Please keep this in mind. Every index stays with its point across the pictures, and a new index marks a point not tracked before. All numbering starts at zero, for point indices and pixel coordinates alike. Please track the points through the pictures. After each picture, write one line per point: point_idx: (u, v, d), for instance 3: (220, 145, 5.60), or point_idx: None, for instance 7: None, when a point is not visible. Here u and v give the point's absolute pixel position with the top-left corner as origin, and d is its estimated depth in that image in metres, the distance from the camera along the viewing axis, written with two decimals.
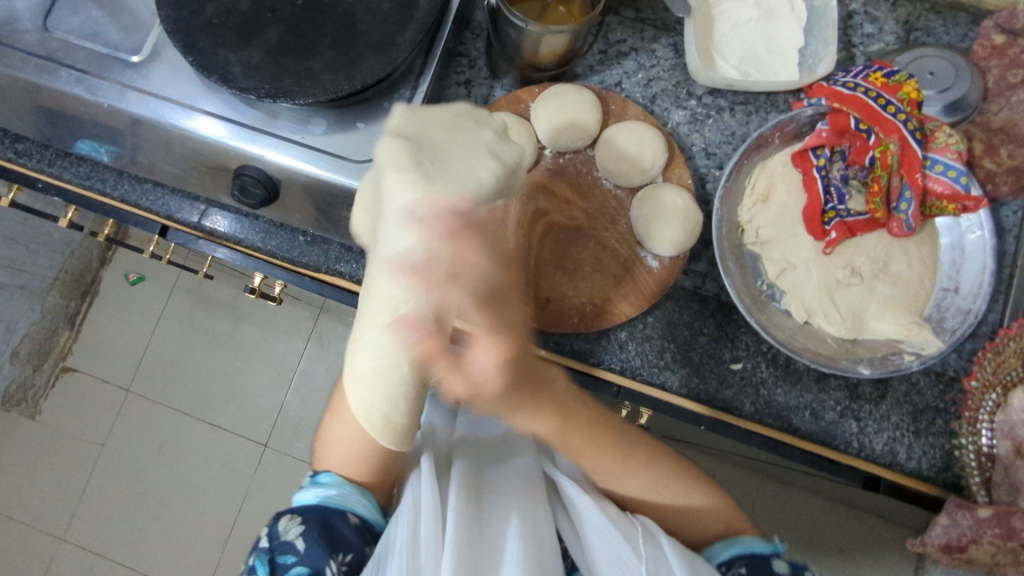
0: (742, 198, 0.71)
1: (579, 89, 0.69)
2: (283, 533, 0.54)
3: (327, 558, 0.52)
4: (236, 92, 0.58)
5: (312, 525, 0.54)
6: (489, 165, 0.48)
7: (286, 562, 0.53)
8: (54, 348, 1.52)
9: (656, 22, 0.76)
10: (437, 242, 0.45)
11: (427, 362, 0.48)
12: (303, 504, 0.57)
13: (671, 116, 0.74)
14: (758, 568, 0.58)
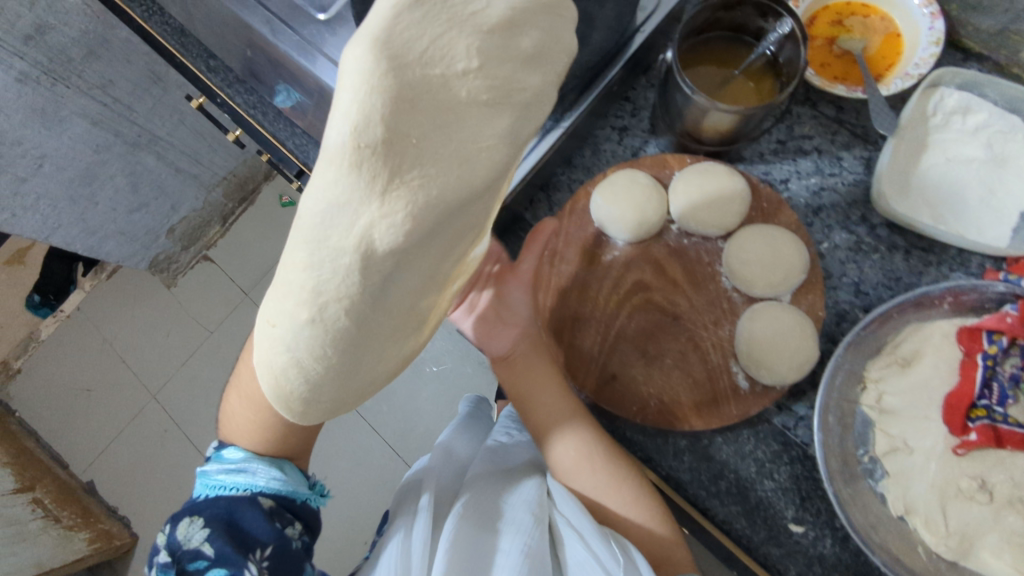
0: (877, 353, 0.61)
1: (733, 175, 0.62)
2: (193, 540, 0.55)
3: (239, 557, 0.54)
4: None
5: (223, 521, 0.56)
6: (501, 149, 0.33)
7: (196, 566, 0.54)
8: (203, 237, 1.70)
9: (856, 128, 0.66)
10: (367, 237, 0.33)
11: (351, 359, 0.40)
12: (205, 501, 0.58)
13: (831, 238, 0.65)
14: None
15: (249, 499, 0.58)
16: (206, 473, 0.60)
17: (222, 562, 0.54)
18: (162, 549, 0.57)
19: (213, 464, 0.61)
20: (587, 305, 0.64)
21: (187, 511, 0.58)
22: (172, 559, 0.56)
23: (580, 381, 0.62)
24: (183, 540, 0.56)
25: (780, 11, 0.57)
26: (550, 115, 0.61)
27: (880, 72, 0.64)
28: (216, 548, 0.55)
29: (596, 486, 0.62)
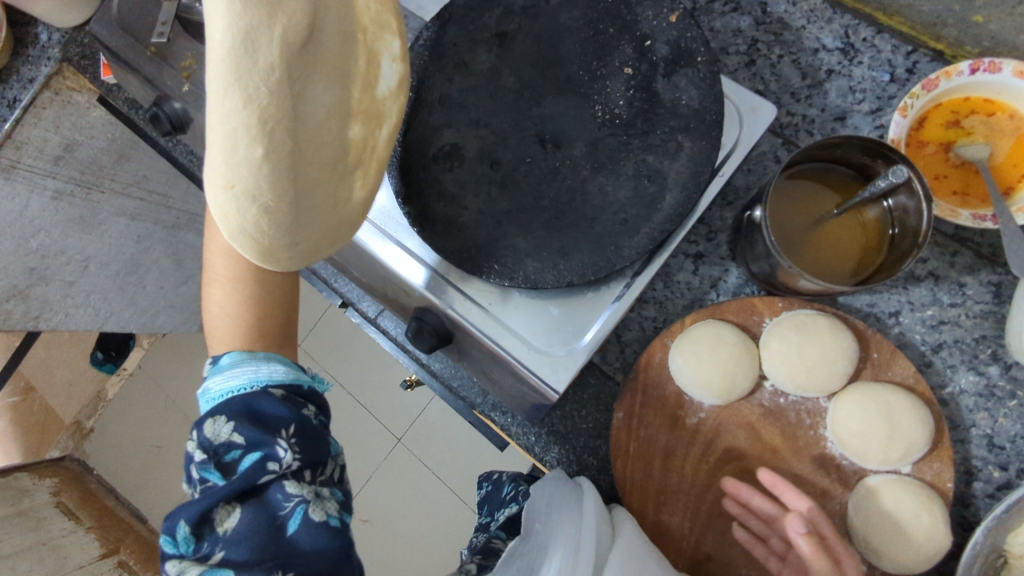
0: (1021, 525, 0.53)
1: (837, 330, 0.55)
2: (216, 440, 0.46)
3: (272, 440, 0.45)
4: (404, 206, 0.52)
5: (240, 416, 0.46)
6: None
7: (234, 457, 0.45)
8: None
9: (980, 247, 0.57)
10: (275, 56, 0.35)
11: (308, 183, 0.39)
12: (216, 397, 0.47)
13: (956, 381, 0.56)
14: None
15: (258, 393, 0.47)
16: (207, 388, 0.49)
17: (253, 446, 0.45)
18: (187, 470, 0.47)
19: (211, 376, 0.49)
20: (673, 475, 0.57)
21: (197, 422, 0.48)
22: (200, 460, 0.45)
23: (672, 560, 0.57)
24: (203, 446, 0.46)
25: (894, 155, 0.48)
26: (619, 278, 0.54)
27: (1010, 185, 0.54)
28: (243, 439, 0.45)
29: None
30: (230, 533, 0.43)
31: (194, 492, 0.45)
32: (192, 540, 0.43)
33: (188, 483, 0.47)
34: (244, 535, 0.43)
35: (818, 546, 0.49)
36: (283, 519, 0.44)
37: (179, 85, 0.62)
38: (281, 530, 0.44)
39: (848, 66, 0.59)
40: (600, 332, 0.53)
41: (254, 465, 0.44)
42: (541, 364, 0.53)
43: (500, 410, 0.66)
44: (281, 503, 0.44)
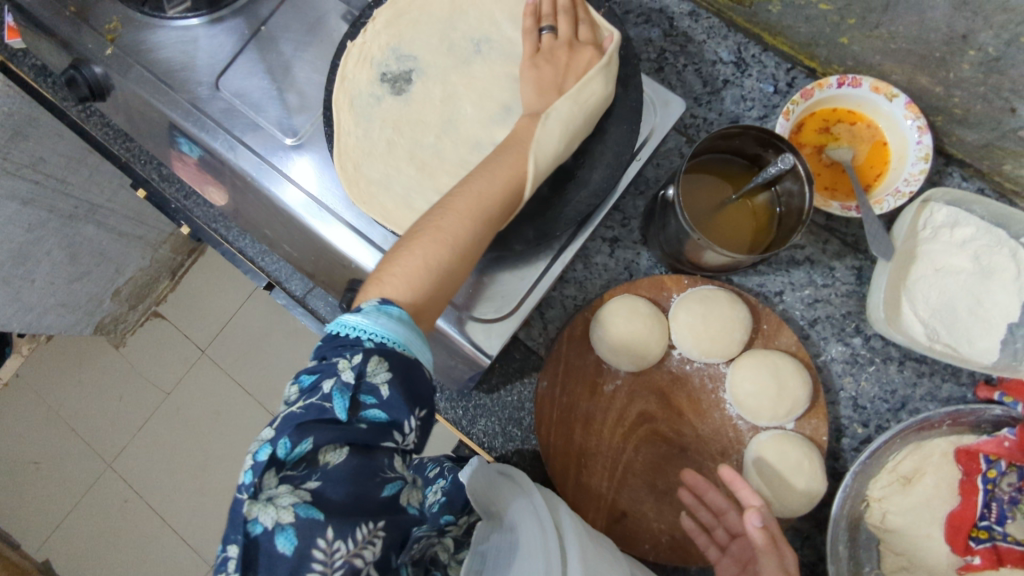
0: (878, 472, 0.62)
1: (734, 302, 0.62)
2: (367, 377, 0.40)
3: (409, 411, 0.41)
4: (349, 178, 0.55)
5: (402, 371, 0.41)
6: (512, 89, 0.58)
7: (370, 405, 0.40)
8: (152, 294, 1.57)
9: (847, 236, 0.66)
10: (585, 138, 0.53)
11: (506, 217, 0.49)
12: (381, 337, 0.40)
13: (828, 350, 0.65)
14: None
15: (415, 359, 0.42)
16: (367, 323, 0.41)
17: (389, 407, 0.40)
18: (313, 380, 0.40)
19: (373, 313, 0.41)
20: (592, 440, 0.62)
21: (343, 344, 0.41)
22: (341, 382, 0.39)
23: (591, 517, 0.62)
24: (355, 373, 0.40)
25: (782, 146, 0.56)
26: (546, 251, 0.59)
27: (869, 182, 0.64)
28: (391, 398, 0.40)
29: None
30: (334, 470, 0.38)
31: (313, 405, 0.39)
32: (298, 460, 0.38)
33: (304, 392, 0.40)
34: (348, 477, 0.39)
35: (769, 541, 0.51)
36: (384, 481, 0.41)
37: (103, 48, 0.62)
38: (378, 491, 0.40)
39: (740, 77, 0.69)
40: (531, 300, 0.58)
41: (386, 425, 0.40)
42: (473, 327, 0.58)
43: None
44: (387, 468, 0.41)
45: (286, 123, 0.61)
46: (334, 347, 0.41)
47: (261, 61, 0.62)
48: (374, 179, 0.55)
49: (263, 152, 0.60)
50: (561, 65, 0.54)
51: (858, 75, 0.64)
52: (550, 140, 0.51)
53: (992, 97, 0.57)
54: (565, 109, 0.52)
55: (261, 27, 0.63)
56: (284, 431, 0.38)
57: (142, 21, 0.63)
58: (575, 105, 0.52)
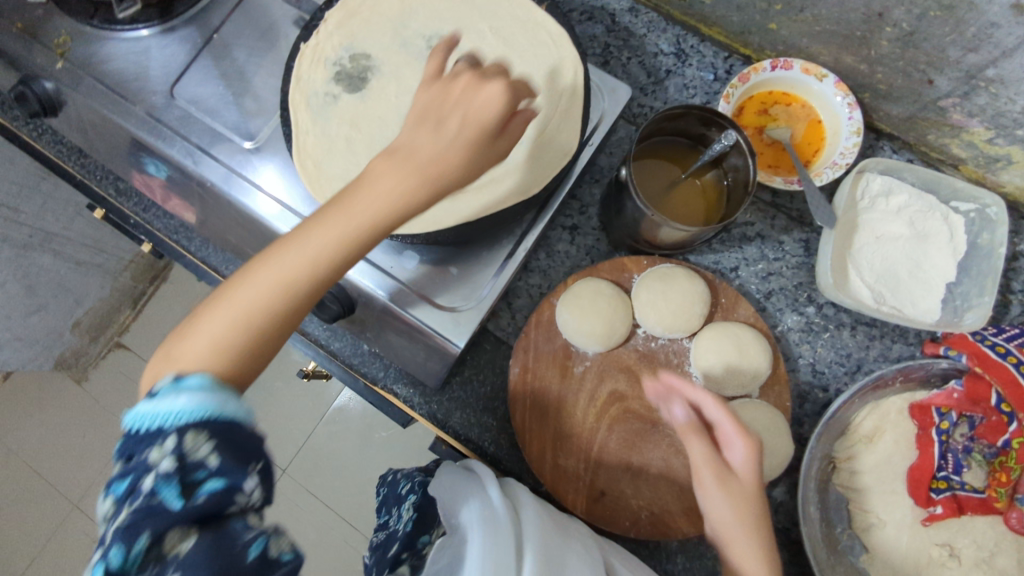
0: (842, 433, 0.64)
1: (692, 277, 0.64)
2: (189, 453, 0.34)
3: (246, 469, 0.35)
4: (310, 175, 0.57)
5: (226, 434, 0.35)
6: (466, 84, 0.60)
7: (203, 480, 0.34)
8: (113, 324, 1.50)
9: (792, 211, 0.70)
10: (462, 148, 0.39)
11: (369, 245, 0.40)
12: (180, 415, 0.35)
13: (784, 320, 0.68)
14: None
15: (233, 416, 0.36)
16: (168, 410, 0.35)
17: (223, 475, 0.34)
18: (126, 487, 0.34)
19: (178, 396, 0.36)
20: (566, 422, 0.63)
21: (141, 440, 0.35)
22: (160, 473, 0.33)
23: (571, 500, 0.62)
24: (170, 457, 0.34)
25: (724, 123, 0.59)
26: (509, 237, 0.62)
27: (809, 158, 0.68)
28: (220, 467, 0.34)
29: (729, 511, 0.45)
30: (188, 557, 0.33)
31: (126, 520, 0.33)
32: (138, 561, 0.32)
33: (122, 500, 0.34)
34: (205, 559, 0.33)
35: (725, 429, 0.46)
36: (248, 543, 0.34)
37: (52, 63, 0.62)
38: (245, 559, 0.34)
39: (681, 67, 0.73)
40: (495, 287, 0.60)
41: (224, 490, 0.34)
42: (440, 318, 0.58)
43: (402, 383, 0.69)
44: (246, 531, 0.35)
45: (245, 128, 0.62)
46: (139, 444, 0.35)
47: (216, 69, 0.63)
48: (334, 174, 0.57)
49: (221, 155, 0.61)
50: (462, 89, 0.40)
51: (790, 58, 0.68)
52: (433, 150, 0.39)
53: (910, 71, 0.61)
54: (461, 110, 0.39)
55: (213, 35, 0.64)
56: (115, 537, 0.33)
57: (93, 34, 0.63)
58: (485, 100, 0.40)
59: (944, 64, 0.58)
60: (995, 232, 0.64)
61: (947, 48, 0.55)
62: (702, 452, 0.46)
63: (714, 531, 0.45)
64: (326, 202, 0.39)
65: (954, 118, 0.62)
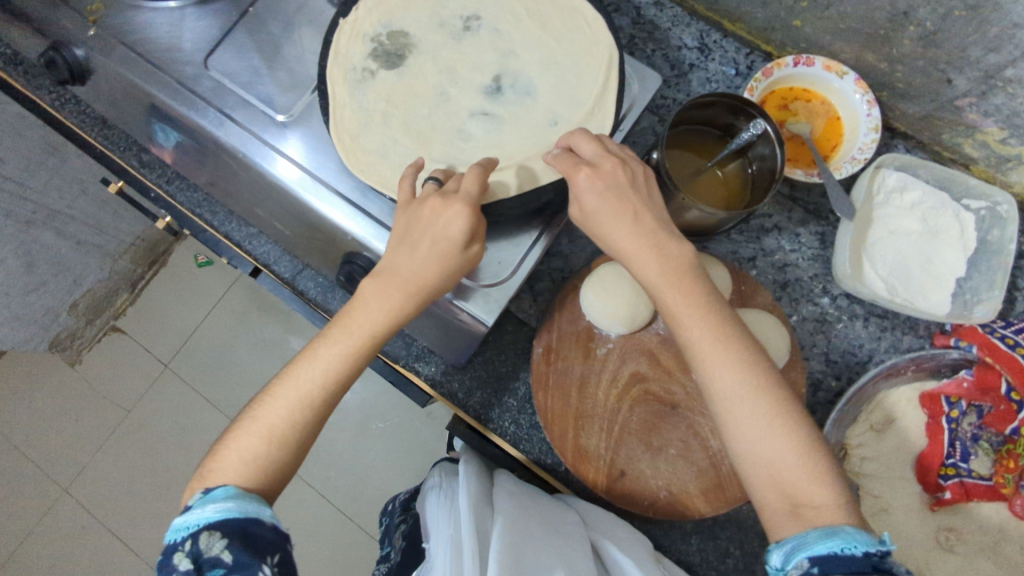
0: (856, 421, 0.66)
1: (714, 264, 0.66)
2: (204, 553, 0.42)
3: (259, 560, 0.43)
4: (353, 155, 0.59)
5: (238, 535, 0.43)
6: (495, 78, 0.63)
7: None
8: (110, 307, 1.48)
9: (809, 205, 0.72)
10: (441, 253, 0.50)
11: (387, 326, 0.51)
12: (205, 523, 0.43)
13: (799, 310, 0.70)
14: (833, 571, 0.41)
15: (251, 514, 0.44)
16: (193, 524, 0.43)
17: (236, 569, 0.42)
18: None
19: (205, 505, 0.44)
20: (588, 402, 0.64)
21: (173, 548, 0.43)
22: (181, 573, 0.42)
23: (590, 478, 0.62)
24: (190, 557, 0.42)
25: (753, 112, 0.61)
26: (540, 219, 0.62)
27: (827, 153, 0.70)
28: (232, 558, 0.42)
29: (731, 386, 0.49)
30: None
31: None
32: None
33: None
34: None
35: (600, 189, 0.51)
36: None
37: (85, 30, 0.62)
38: None
39: (704, 61, 0.75)
40: (524, 266, 0.60)
41: None
42: (470, 292, 0.59)
43: (424, 360, 0.69)
44: None
45: (278, 100, 0.62)
46: (170, 555, 0.43)
47: (249, 41, 0.63)
48: (369, 148, 0.60)
49: (254, 128, 0.61)
50: (428, 222, 0.50)
51: (811, 56, 0.71)
52: (422, 265, 0.50)
53: (930, 70, 0.63)
54: (437, 227, 0.50)
55: (249, 9, 0.64)
56: None
57: (127, 3, 0.63)
58: (449, 224, 0.49)
59: (964, 64, 0.59)
60: (1005, 229, 0.66)
61: (968, 48, 0.57)
62: (683, 301, 0.50)
63: (720, 404, 0.49)
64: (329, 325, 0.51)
65: (970, 118, 0.64)
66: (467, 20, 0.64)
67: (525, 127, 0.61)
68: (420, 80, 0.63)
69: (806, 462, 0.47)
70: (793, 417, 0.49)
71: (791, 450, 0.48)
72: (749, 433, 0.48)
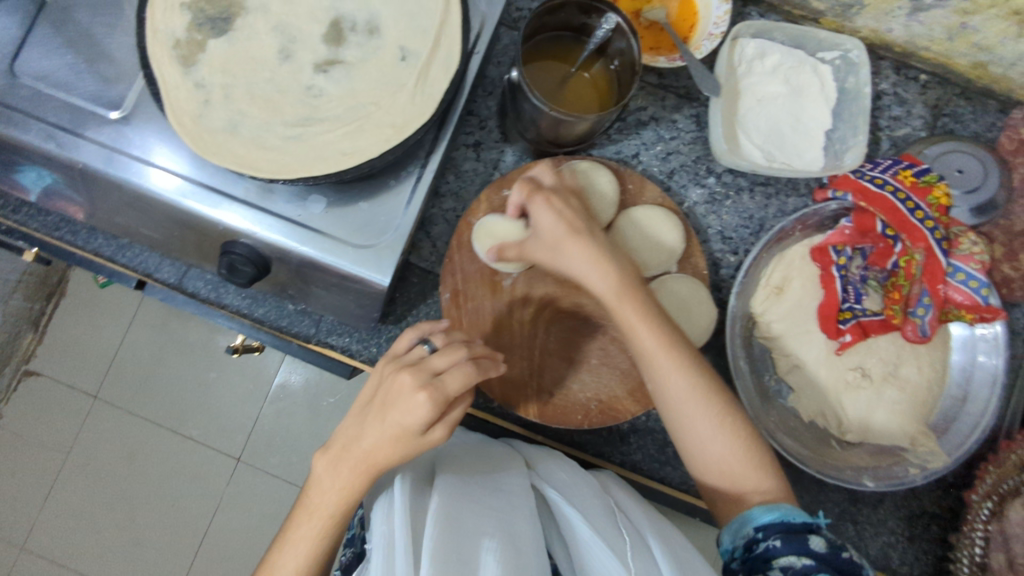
0: (756, 289, 0.68)
1: (595, 169, 0.66)
2: None
3: None
4: (201, 138, 0.55)
5: None
6: (332, 22, 0.59)
7: None
8: (17, 352, 1.37)
9: (679, 90, 0.73)
10: (403, 390, 0.54)
11: (371, 464, 0.54)
12: None
13: (689, 196, 0.71)
14: (793, 539, 0.53)
15: None
16: None
17: None
18: None
19: None
20: (505, 334, 0.65)
21: None
22: None
23: (522, 407, 0.64)
24: None
25: (602, 8, 0.60)
26: (414, 162, 0.61)
27: (686, 34, 0.69)
28: None
29: (688, 395, 0.57)
30: None
31: None
32: None
33: None
34: None
35: (568, 220, 0.59)
36: None
37: None
38: None
39: None
40: (409, 216, 0.59)
41: None
42: (363, 256, 0.58)
43: (337, 334, 0.68)
44: None
45: (108, 97, 0.57)
46: None
47: (58, 36, 0.58)
48: (215, 128, 0.56)
49: (86, 130, 0.56)
50: (372, 433, 0.54)
51: None
52: (371, 437, 0.54)
53: None
54: (367, 454, 0.54)
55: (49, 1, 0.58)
56: None
57: None
58: (377, 447, 0.54)
59: None
60: (858, 74, 0.69)
61: None
62: (636, 314, 0.57)
63: (677, 406, 0.57)
64: (294, 513, 0.56)
65: None
66: None
67: (374, 70, 0.58)
68: (255, 41, 0.58)
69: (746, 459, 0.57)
70: (734, 424, 0.58)
71: (727, 440, 0.57)
72: (705, 441, 0.57)
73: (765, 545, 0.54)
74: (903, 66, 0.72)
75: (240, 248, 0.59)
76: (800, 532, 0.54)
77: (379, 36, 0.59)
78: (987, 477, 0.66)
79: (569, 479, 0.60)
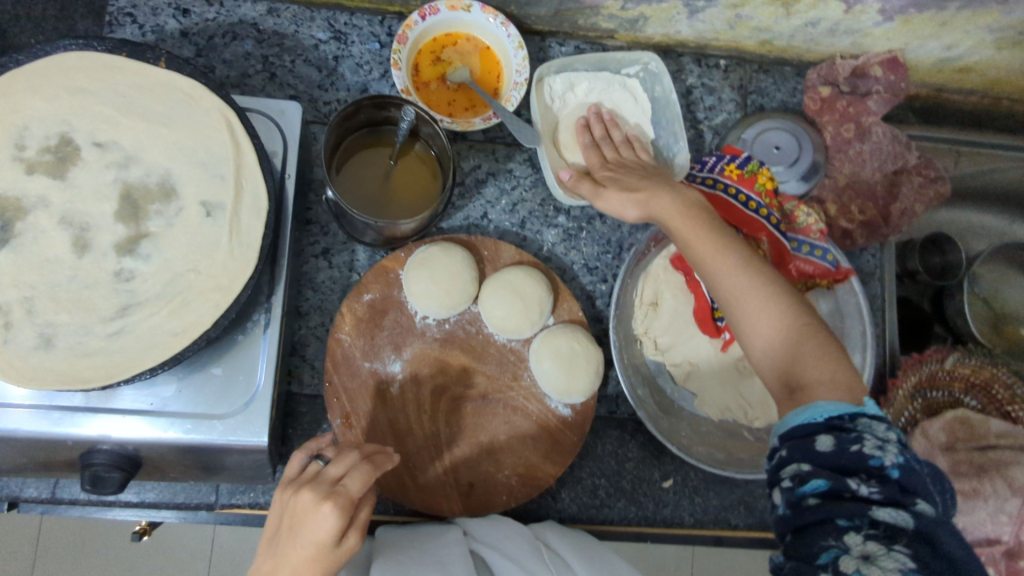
0: (633, 311, 0.70)
1: (448, 250, 0.65)
2: None
3: None
4: (11, 367, 0.50)
5: None
6: (118, 193, 0.54)
7: None
8: None
9: (506, 139, 0.73)
10: (309, 507, 0.46)
11: None
12: None
13: (546, 239, 0.72)
14: (805, 447, 0.40)
15: None
16: None
17: None
18: None
19: None
20: (409, 440, 0.64)
21: None
22: None
23: (448, 507, 0.63)
24: None
25: (395, 101, 0.59)
26: (258, 308, 0.58)
27: (495, 86, 0.69)
28: None
29: (730, 286, 0.50)
30: None
31: None
32: None
33: None
34: None
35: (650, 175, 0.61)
36: None
37: None
38: None
39: (345, 48, 0.71)
40: (268, 367, 0.57)
41: None
42: (232, 424, 0.55)
43: (241, 493, 0.66)
44: None
45: None
46: None
47: None
48: (26, 349, 0.51)
49: None
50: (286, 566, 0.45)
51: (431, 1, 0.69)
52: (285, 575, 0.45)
53: None
54: None
55: None
56: None
57: None
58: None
59: None
60: (663, 82, 0.70)
61: None
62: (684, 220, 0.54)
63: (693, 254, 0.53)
64: None
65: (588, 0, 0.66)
66: (58, 148, 0.54)
67: (182, 232, 0.55)
68: (43, 241, 0.53)
69: (814, 360, 0.46)
70: (802, 321, 0.48)
71: (781, 323, 0.48)
72: (760, 319, 0.48)
73: (778, 458, 0.42)
74: (703, 57, 0.75)
75: (98, 459, 0.55)
76: (813, 435, 0.41)
77: (178, 196, 0.55)
78: (886, 412, 0.71)
79: (507, 536, 0.59)
